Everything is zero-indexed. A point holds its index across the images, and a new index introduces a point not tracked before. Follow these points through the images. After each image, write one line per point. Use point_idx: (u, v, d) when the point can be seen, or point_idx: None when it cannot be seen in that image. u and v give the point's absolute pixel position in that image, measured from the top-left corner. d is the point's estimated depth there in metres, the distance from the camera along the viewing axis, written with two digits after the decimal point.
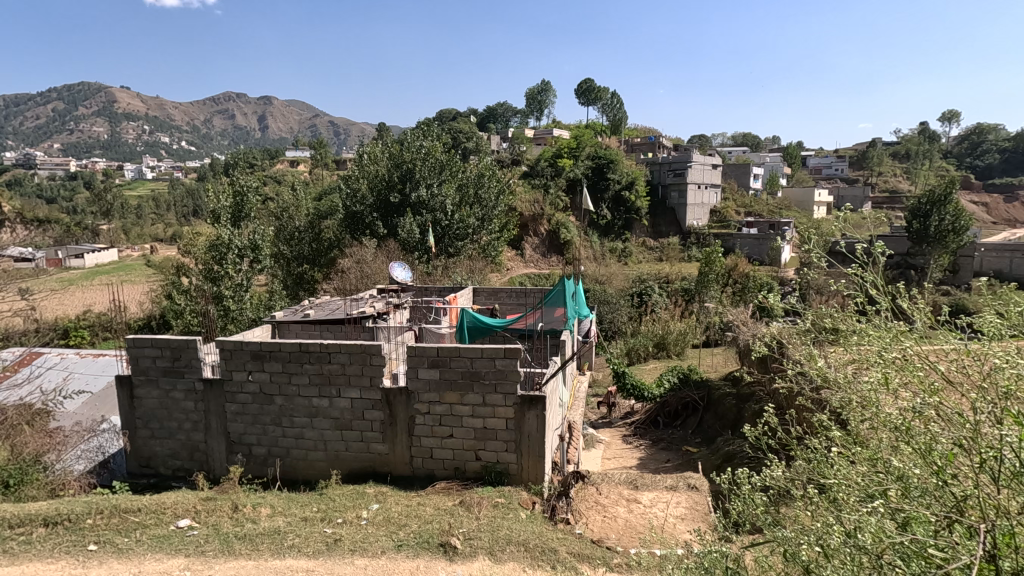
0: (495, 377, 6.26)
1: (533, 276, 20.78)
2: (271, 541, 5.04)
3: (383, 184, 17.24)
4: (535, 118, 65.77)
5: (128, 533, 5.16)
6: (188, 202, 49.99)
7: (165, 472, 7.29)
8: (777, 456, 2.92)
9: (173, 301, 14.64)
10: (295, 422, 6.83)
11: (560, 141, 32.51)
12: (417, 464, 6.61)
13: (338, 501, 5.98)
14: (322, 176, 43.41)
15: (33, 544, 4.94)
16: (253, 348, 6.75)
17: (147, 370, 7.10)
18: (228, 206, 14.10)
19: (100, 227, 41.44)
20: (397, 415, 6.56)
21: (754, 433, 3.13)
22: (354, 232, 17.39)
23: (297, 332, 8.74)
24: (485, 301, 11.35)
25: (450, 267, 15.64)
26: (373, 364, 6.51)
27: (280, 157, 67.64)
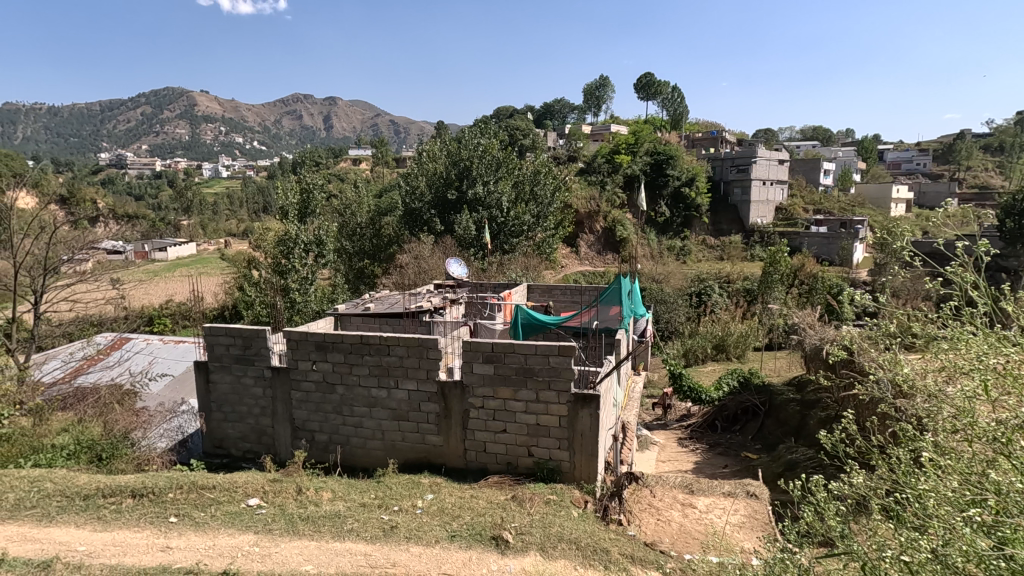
0: (549, 374, 6.26)
1: (588, 274, 20.59)
2: (332, 524, 5.26)
3: (441, 182, 17.55)
4: (593, 114, 65.07)
5: (204, 508, 5.53)
6: (259, 199, 52.79)
7: (236, 453, 7.76)
8: (853, 465, 2.77)
9: (245, 292, 15.54)
10: (354, 412, 7.09)
11: (617, 137, 31.97)
12: (470, 457, 6.71)
13: (394, 489, 6.17)
14: (383, 173, 44.75)
15: (122, 512, 5.39)
16: (317, 339, 7.06)
17: (221, 357, 7.55)
18: (295, 203, 14.81)
19: (180, 223, 44.47)
20: (451, 408, 6.69)
21: (829, 440, 2.99)
22: (413, 228, 17.77)
23: (357, 324, 9.05)
24: (539, 298, 11.34)
25: (505, 263, 15.71)
26: (429, 358, 6.66)
27: (343, 156, 70.03)
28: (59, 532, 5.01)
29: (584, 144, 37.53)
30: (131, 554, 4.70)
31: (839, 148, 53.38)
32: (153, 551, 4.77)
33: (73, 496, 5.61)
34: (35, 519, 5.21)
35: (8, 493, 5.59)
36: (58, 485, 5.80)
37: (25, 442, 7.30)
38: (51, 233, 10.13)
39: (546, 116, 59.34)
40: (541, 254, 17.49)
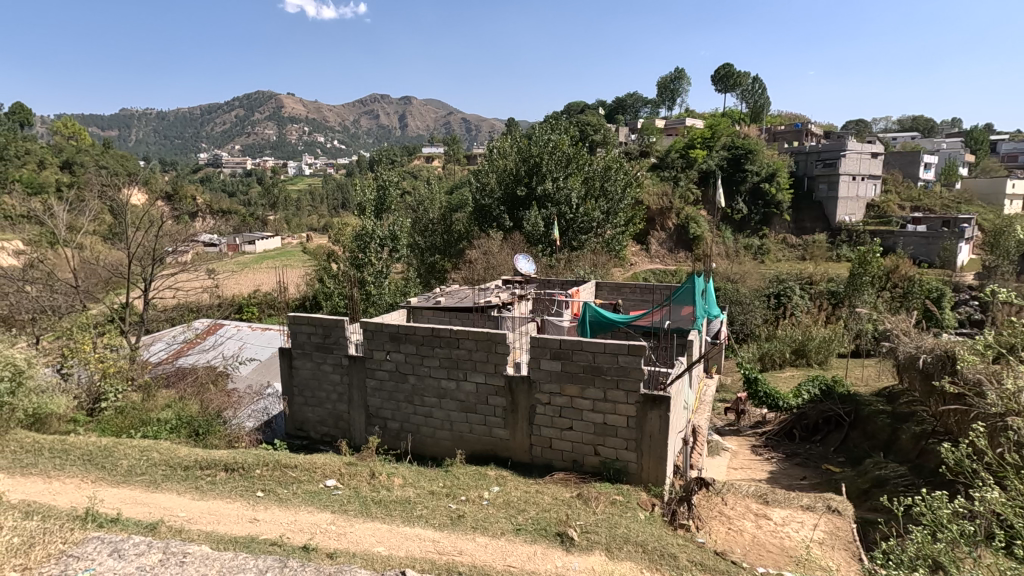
0: (617, 373, 6.16)
1: (658, 272, 20.04)
2: (402, 509, 5.46)
3: (510, 178, 17.65)
4: (667, 108, 63.16)
5: (287, 486, 5.89)
6: (339, 197, 55.59)
7: (315, 435, 8.21)
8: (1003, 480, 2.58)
9: (324, 283, 16.38)
10: (425, 402, 7.31)
11: (692, 131, 30.88)
12: (536, 452, 6.74)
13: (462, 479, 6.31)
14: (454, 170, 45.61)
15: (216, 484, 5.85)
16: (391, 330, 7.32)
17: (303, 345, 8.00)
18: (372, 199, 15.86)
19: (268, 218, 47.45)
20: (519, 403, 6.74)
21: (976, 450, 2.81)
22: (482, 224, 18.02)
23: (429, 317, 9.30)
24: (608, 296, 11.16)
25: (573, 259, 15.55)
26: (497, 352, 6.74)
27: (416, 154, 72.12)
28: (163, 498, 5.51)
29: (657, 139, 36.52)
30: (224, 522, 5.09)
31: (943, 138, 48.88)
32: (243, 522, 5.14)
33: (175, 467, 6.16)
34: (143, 485, 5.76)
35: (122, 460, 6.22)
36: (163, 455, 6.38)
37: (135, 415, 8.09)
38: (158, 226, 11.11)
39: (617, 111, 58.26)
40: (610, 252, 17.18)
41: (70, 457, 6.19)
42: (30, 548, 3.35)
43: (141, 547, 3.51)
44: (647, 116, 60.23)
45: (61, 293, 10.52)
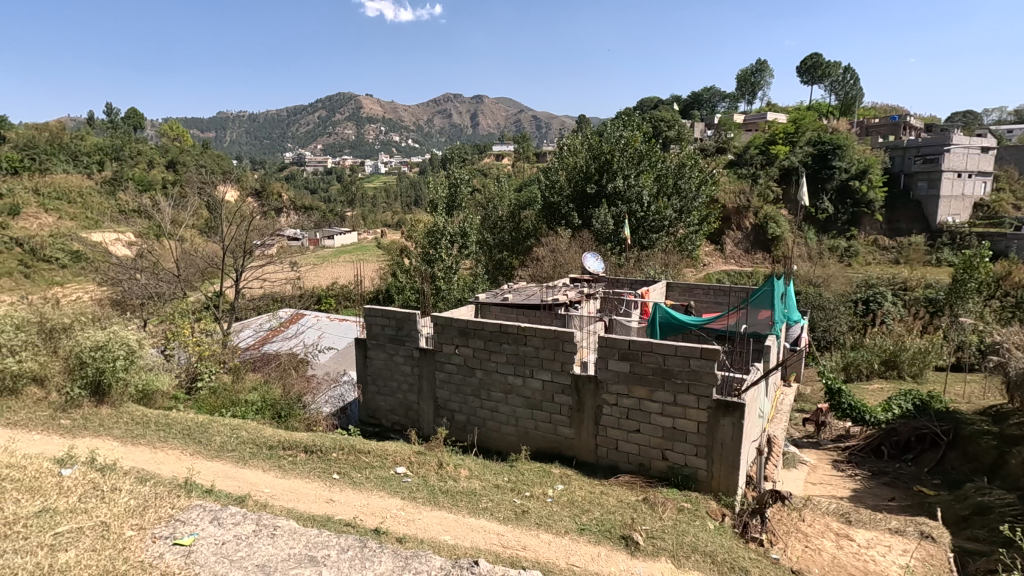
0: (688, 377, 5.97)
1: (733, 273, 19.19)
2: (468, 500, 5.57)
3: (580, 175, 17.49)
4: (746, 102, 60.33)
5: (360, 470, 6.17)
6: (412, 194, 57.37)
7: (386, 424, 8.54)
8: None
9: (397, 278, 16.97)
10: (491, 396, 7.42)
11: (774, 126, 29.31)
12: (601, 453, 6.65)
13: (526, 475, 6.37)
14: (524, 168, 45.81)
15: (297, 464, 6.23)
16: (460, 325, 7.47)
17: (377, 336, 8.33)
18: (444, 196, 16.28)
19: (346, 214, 49.68)
20: (585, 403, 6.68)
21: None
22: (551, 221, 17.99)
23: (496, 313, 9.41)
24: (679, 297, 10.81)
25: (643, 259, 15.15)
26: (565, 350, 6.73)
27: (486, 151, 73.21)
28: (250, 474, 5.93)
29: (735, 134, 34.96)
30: (303, 501, 5.40)
31: None
32: (320, 501, 5.44)
33: (261, 445, 6.61)
34: (233, 460, 6.22)
35: (216, 436, 6.75)
36: (251, 434, 6.86)
37: (226, 395, 8.75)
38: (248, 220, 11.92)
39: (692, 106, 56.34)
40: (682, 251, 16.65)
41: (172, 431, 6.78)
42: (145, 510, 3.68)
43: (237, 517, 3.77)
44: (725, 111, 57.85)
45: (165, 281, 11.54)
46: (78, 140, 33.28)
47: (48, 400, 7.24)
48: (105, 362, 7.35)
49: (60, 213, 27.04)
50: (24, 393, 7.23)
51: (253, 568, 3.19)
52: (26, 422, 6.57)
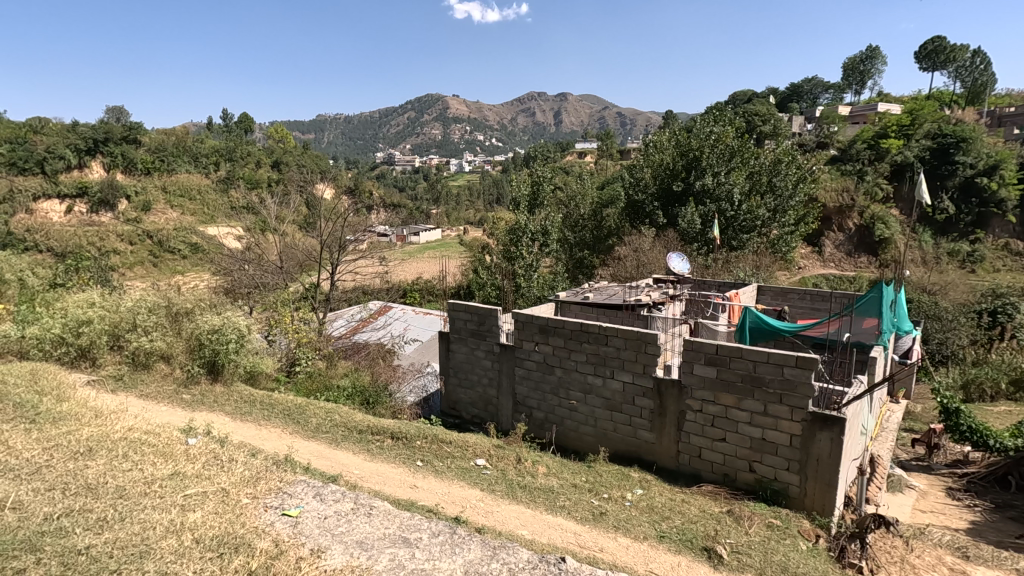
0: (781, 387, 5.61)
1: (833, 278, 17.81)
2: (546, 497, 5.59)
3: (667, 173, 16.92)
4: (853, 92, 55.62)
5: (442, 459, 6.38)
6: (494, 192, 58.34)
7: (465, 416, 8.77)
8: None
9: (479, 274, 17.32)
10: (571, 395, 7.39)
11: (886, 118, 26.82)
12: (683, 460, 6.42)
13: (604, 477, 6.29)
14: (606, 166, 45.14)
15: (384, 449, 6.55)
16: (540, 323, 7.52)
17: (460, 330, 8.55)
18: (526, 194, 16.35)
19: (432, 211, 51.41)
20: (667, 407, 6.48)
21: None
22: (634, 220, 17.61)
23: (577, 312, 9.36)
24: (771, 302, 10.18)
25: (732, 259, 14.38)
26: (647, 352, 6.57)
27: (569, 150, 73.15)
28: (342, 455, 6.31)
29: (840, 128, 32.37)
30: (389, 484, 5.67)
31: None
32: (405, 486, 5.68)
33: (351, 429, 7.01)
34: (327, 442, 6.64)
35: (312, 418, 7.24)
36: (343, 418, 7.29)
37: (321, 380, 9.37)
38: (342, 217, 12.61)
39: (792, 98, 52.88)
40: (775, 253, 15.69)
41: (274, 410, 7.35)
42: (257, 481, 4.02)
43: (337, 494, 4.02)
44: (829, 103, 53.87)
45: (270, 272, 12.52)
46: (200, 143, 36.66)
47: (173, 375, 8.09)
48: (220, 345, 8.11)
49: (183, 210, 30.57)
50: (153, 368, 8.12)
51: (353, 543, 3.39)
52: (154, 394, 7.38)
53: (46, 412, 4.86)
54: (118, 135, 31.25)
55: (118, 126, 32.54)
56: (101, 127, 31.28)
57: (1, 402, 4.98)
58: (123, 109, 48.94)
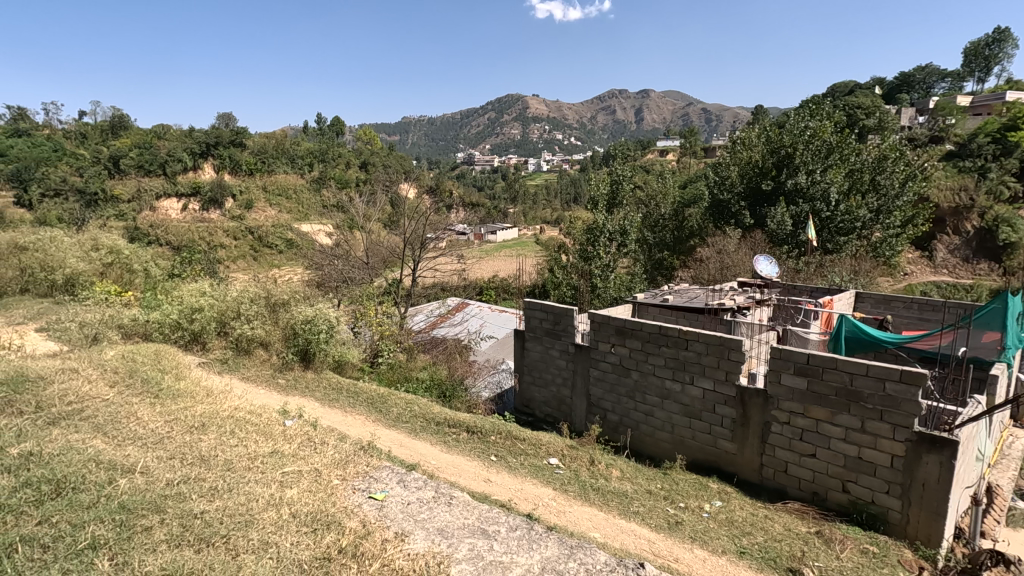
0: (882, 403, 5.16)
1: (945, 286, 16.15)
2: (619, 501, 5.50)
3: (755, 171, 16.06)
4: (977, 80, 50.03)
5: (516, 456, 6.45)
6: (572, 191, 58.08)
7: (539, 415, 8.81)
8: None
9: (554, 273, 17.32)
10: (647, 399, 7.22)
11: (1017, 108, 23.87)
12: (767, 474, 6.07)
13: (680, 485, 6.09)
14: (689, 164, 43.59)
15: (459, 442, 6.72)
16: (617, 324, 7.40)
17: (535, 329, 8.60)
18: (605, 193, 16.10)
19: (509, 210, 52.00)
20: (751, 417, 6.16)
21: None
22: (718, 221, 16.82)
23: (655, 315, 9.13)
24: (871, 310, 9.40)
25: (827, 263, 13.41)
26: (730, 359, 6.28)
27: (650, 148, 71.38)
28: (421, 445, 6.54)
29: (960, 121, 29.23)
30: (465, 475, 5.82)
31: None
32: (480, 479, 5.79)
33: (429, 420, 7.24)
34: (406, 431, 6.91)
35: (393, 407, 7.57)
36: (422, 409, 7.56)
37: (401, 371, 9.78)
38: (424, 216, 13.07)
39: (901, 88, 48.55)
40: (877, 258, 14.40)
41: (359, 398, 7.75)
42: (346, 464, 4.27)
43: (419, 482, 4.18)
44: (946, 92, 48.81)
45: (357, 268, 13.19)
46: (296, 145, 39.22)
47: (271, 360, 8.75)
48: (312, 334, 8.67)
49: (280, 208, 33.03)
50: (253, 354, 8.82)
51: (434, 530, 3.52)
52: (255, 377, 8.03)
53: (167, 389, 5.43)
54: (227, 138, 34.17)
55: (227, 131, 35.53)
56: (213, 131, 34.32)
57: (131, 378, 5.62)
58: (231, 115, 53.25)
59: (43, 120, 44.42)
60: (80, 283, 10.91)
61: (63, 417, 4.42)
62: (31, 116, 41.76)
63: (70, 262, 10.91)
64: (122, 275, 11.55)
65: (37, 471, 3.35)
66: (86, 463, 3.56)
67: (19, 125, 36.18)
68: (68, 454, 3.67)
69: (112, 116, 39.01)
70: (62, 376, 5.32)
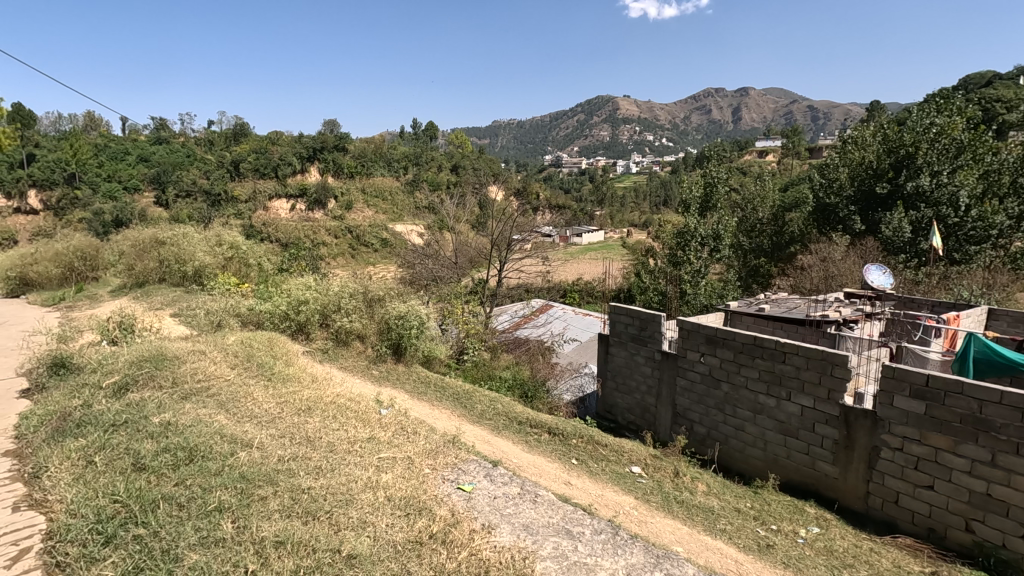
0: (1018, 435, 4.55)
1: None
2: (704, 517, 5.28)
3: (869, 172, 14.75)
4: None
5: (597, 461, 6.40)
6: (662, 194, 56.54)
7: (621, 421, 8.67)
8: None
9: (641, 278, 16.95)
10: (738, 413, 6.88)
11: None
12: (873, 503, 5.55)
13: (773, 507, 5.74)
14: (792, 166, 40.95)
15: (540, 443, 6.78)
16: (707, 332, 7.14)
17: (620, 334, 8.51)
18: (698, 197, 15.43)
19: (596, 213, 51.48)
20: (856, 440, 5.67)
21: None
22: (823, 226, 15.73)
23: (749, 325, 8.68)
24: (1008, 329, 8.32)
25: (953, 274, 12.01)
26: (834, 375, 5.84)
27: (748, 148, 67.73)
28: (503, 442, 6.67)
29: None
30: (546, 475, 5.85)
31: None
32: (561, 480, 5.81)
33: (512, 419, 7.37)
34: (490, 428, 7.07)
35: (477, 404, 7.78)
36: (505, 408, 7.70)
37: (485, 369, 10.01)
38: (511, 217, 13.30)
39: None
40: (1016, 270, 12.44)
41: (445, 393, 8.04)
42: (436, 455, 4.46)
43: (505, 477, 4.29)
44: None
45: (446, 267, 13.67)
46: (393, 149, 41.22)
47: (366, 352, 9.29)
48: (404, 329, 9.10)
49: (377, 208, 34.92)
50: (350, 346, 9.41)
51: (519, 526, 3.59)
52: (351, 367, 8.57)
53: (278, 373, 5.95)
54: (332, 144, 36.66)
55: (332, 137, 38.07)
56: (320, 137, 36.96)
57: (249, 361, 6.23)
58: (335, 121, 56.98)
59: (179, 129, 49.94)
60: (206, 274, 12.19)
61: (193, 393, 4.99)
62: (169, 125, 47.11)
63: (198, 255, 12.22)
64: (240, 269, 12.76)
65: (174, 439, 3.83)
66: (214, 435, 4.00)
67: (161, 134, 40.96)
68: (198, 426, 4.14)
69: (236, 125, 43.05)
70: (193, 357, 5.99)
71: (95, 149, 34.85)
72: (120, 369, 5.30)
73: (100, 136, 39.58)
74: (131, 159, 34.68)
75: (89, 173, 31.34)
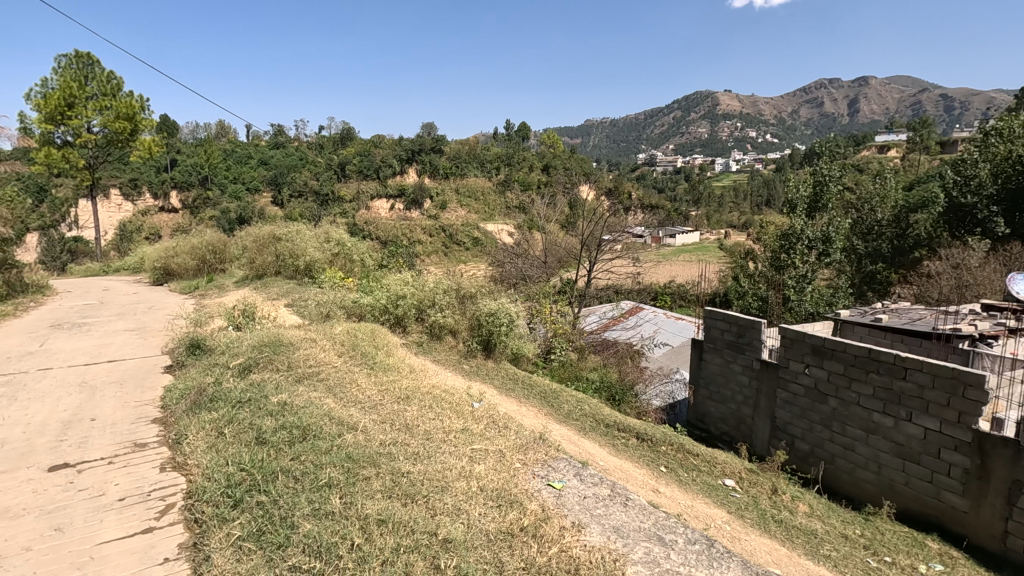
0: None
1: None
2: (807, 540, 4.91)
3: (1016, 167, 12.95)
4: None
5: (688, 470, 6.18)
6: (764, 193, 53.42)
7: (714, 431, 8.30)
8: None
9: (739, 282, 16.12)
10: (848, 432, 6.34)
11: None
12: (1013, 544, 4.88)
13: (888, 537, 5.23)
14: (920, 162, 36.91)
15: (627, 447, 6.65)
16: (814, 342, 6.65)
17: (715, 340, 8.16)
18: (806, 196, 14.39)
19: (691, 213, 49.56)
20: (991, 471, 5.02)
21: None
22: (956, 228, 14.04)
23: (864, 336, 7.95)
24: None
25: None
26: (965, 397, 5.21)
27: (866, 143, 61.96)
28: (589, 442, 6.62)
29: None
30: (632, 480, 5.74)
31: None
32: (648, 485, 5.67)
33: (599, 422, 7.30)
34: (576, 428, 7.03)
35: (564, 403, 7.78)
36: (592, 410, 7.64)
37: (572, 370, 9.99)
38: (603, 217, 13.12)
39: None
40: None
41: (532, 391, 8.11)
42: (527, 450, 4.54)
43: (595, 478, 4.27)
44: None
45: (535, 267, 13.80)
46: (487, 150, 42.19)
47: (457, 347, 9.60)
48: (495, 326, 9.30)
49: (470, 208, 35.95)
50: (443, 340, 9.74)
51: (610, 528, 3.57)
52: (444, 360, 8.89)
53: (379, 363, 6.33)
54: (429, 146, 38.24)
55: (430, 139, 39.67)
56: (418, 140, 38.67)
57: (353, 350, 6.68)
58: (433, 125, 59.33)
59: (294, 135, 54.33)
60: (315, 269, 13.20)
61: (305, 377, 5.45)
62: (286, 131, 51.36)
63: (309, 251, 13.27)
64: (345, 264, 13.69)
65: (291, 418, 4.20)
66: (324, 417, 4.33)
67: (278, 139, 44.79)
68: (310, 407, 4.50)
69: (343, 129, 46.11)
70: (306, 344, 6.52)
71: (224, 154, 38.84)
72: (244, 352, 5.90)
73: (229, 142, 44.03)
74: (253, 163, 38.26)
75: (219, 175, 34.97)
